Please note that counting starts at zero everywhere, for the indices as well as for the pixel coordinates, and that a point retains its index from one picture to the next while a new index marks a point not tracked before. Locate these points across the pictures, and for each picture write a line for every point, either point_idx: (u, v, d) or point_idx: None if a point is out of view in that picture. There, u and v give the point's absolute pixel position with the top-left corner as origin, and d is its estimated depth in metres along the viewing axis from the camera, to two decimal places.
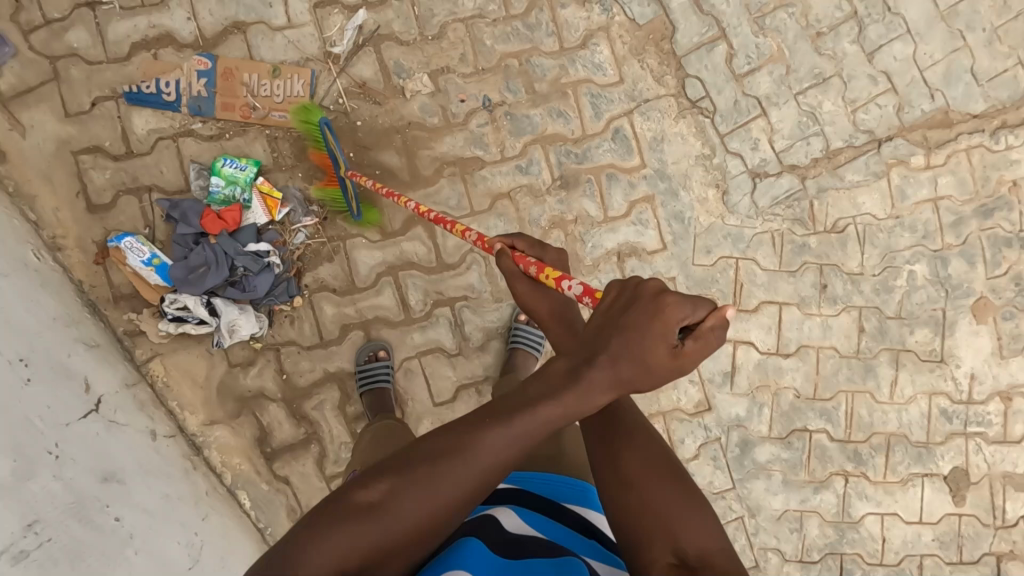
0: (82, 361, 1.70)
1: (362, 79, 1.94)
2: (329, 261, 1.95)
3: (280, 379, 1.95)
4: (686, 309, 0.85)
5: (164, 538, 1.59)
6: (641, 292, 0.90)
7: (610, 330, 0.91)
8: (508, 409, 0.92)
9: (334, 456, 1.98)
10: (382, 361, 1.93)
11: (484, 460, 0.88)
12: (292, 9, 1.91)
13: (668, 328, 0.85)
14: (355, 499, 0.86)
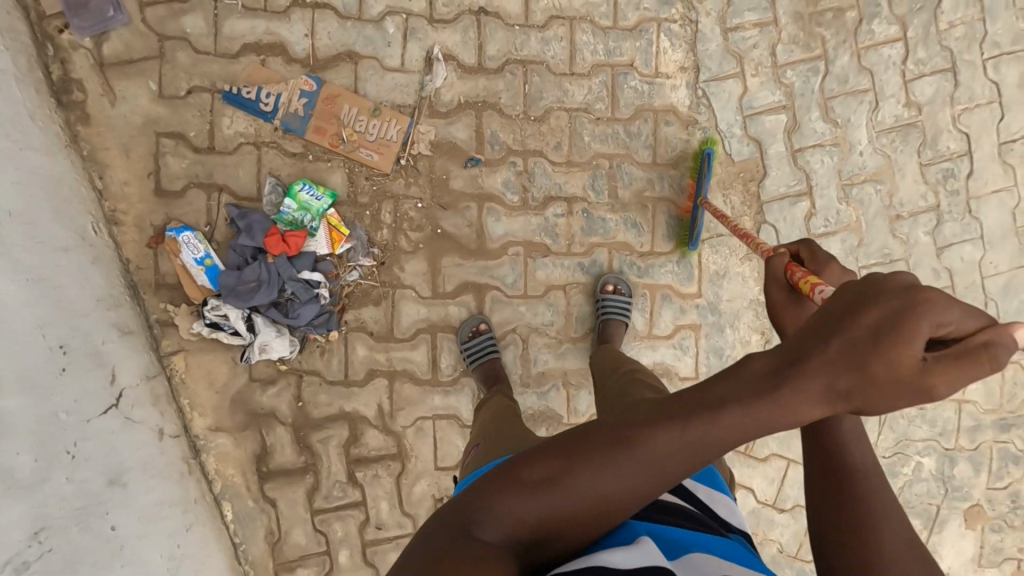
0: (114, 349, 1.74)
1: (455, 139, 1.94)
2: (375, 304, 1.95)
3: (295, 405, 1.95)
4: (957, 312, 0.66)
5: (152, 538, 1.62)
6: (882, 287, 0.72)
7: (832, 330, 0.73)
8: (693, 408, 0.81)
9: (326, 492, 1.99)
10: (484, 335, 1.94)
11: (657, 455, 0.80)
12: (407, 54, 1.91)
13: (921, 329, 0.66)
14: (523, 475, 0.83)
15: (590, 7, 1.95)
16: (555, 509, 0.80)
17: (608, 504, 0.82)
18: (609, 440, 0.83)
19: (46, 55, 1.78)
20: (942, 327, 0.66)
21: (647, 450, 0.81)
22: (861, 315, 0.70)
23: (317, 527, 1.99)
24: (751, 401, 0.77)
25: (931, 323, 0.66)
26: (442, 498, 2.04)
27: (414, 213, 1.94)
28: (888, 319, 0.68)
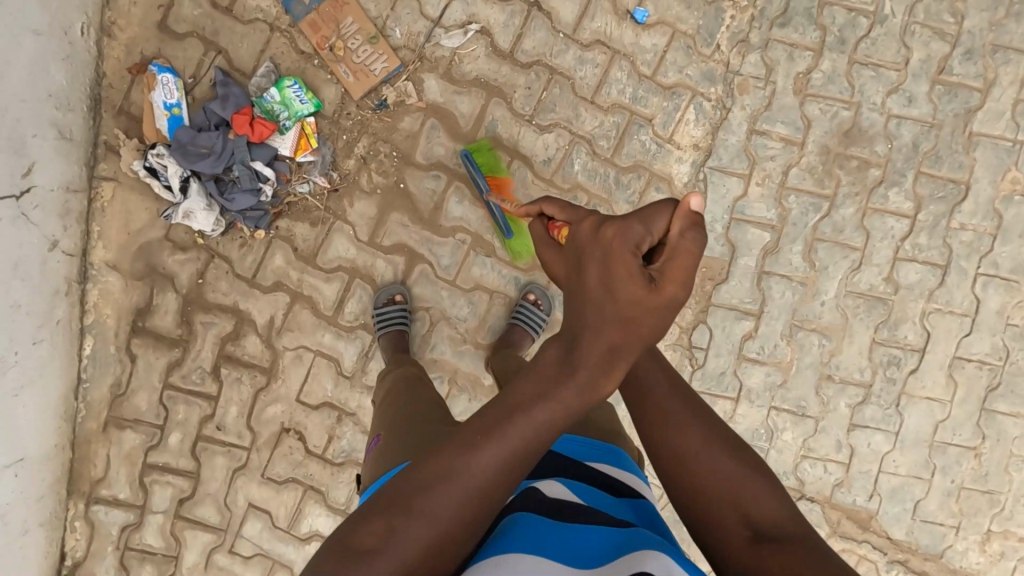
0: (41, 145, 1.68)
1: (455, 111, 1.93)
2: (310, 224, 1.95)
3: (195, 280, 1.96)
4: (637, 228, 0.85)
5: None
6: (585, 241, 0.89)
7: (582, 300, 0.86)
8: (496, 416, 0.85)
9: (186, 372, 1.99)
10: (397, 306, 1.93)
11: (486, 464, 0.83)
12: (448, 11, 1.89)
13: (631, 262, 0.83)
14: (359, 534, 0.83)
15: (637, 49, 1.93)
16: (406, 549, 0.81)
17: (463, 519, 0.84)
18: (435, 467, 0.86)
19: None
20: (642, 242, 0.85)
21: (474, 455, 0.84)
22: (584, 278, 0.87)
23: (163, 401, 1.99)
24: (546, 394, 0.83)
25: (635, 253, 0.84)
26: (290, 430, 2.03)
27: (386, 159, 1.94)
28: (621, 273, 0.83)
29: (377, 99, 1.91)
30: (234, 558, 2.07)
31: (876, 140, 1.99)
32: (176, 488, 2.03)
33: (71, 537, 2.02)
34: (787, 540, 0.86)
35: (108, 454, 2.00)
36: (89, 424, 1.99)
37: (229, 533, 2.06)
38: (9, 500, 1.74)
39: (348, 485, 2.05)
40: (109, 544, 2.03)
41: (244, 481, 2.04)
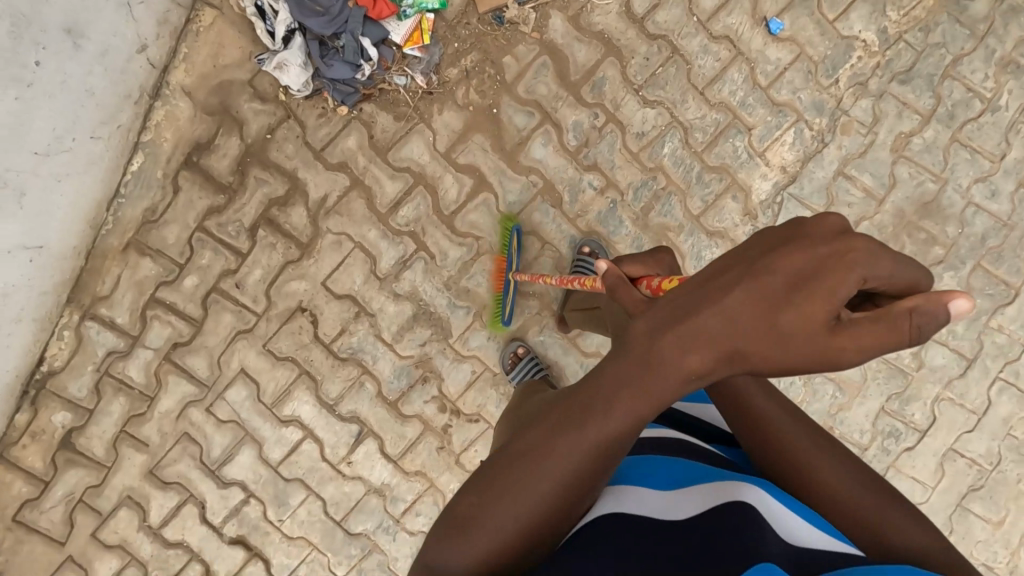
0: None
1: (570, 57, 1.92)
2: (394, 117, 1.93)
3: (263, 133, 1.91)
4: (861, 265, 0.75)
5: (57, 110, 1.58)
6: (788, 242, 0.78)
7: (717, 292, 0.80)
8: (592, 397, 0.87)
9: (223, 221, 1.94)
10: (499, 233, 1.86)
11: (588, 435, 0.85)
12: None
13: (828, 281, 0.75)
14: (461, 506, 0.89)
15: (761, 57, 1.94)
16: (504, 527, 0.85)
17: (558, 495, 0.86)
18: (530, 449, 0.88)
19: None
20: (863, 284, 0.76)
21: (567, 439, 0.86)
22: (753, 265, 0.79)
23: (191, 241, 1.94)
24: (640, 373, 0.84)
25: (849, 286, 0.75)
26: (305, 310, 2.00)
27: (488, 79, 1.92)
28: (812, 272, 0.76)
29: (499, 18, 1.89)
30: (209, 417, 2.03)
31: (950, 221, 2.02)
32: (175, 330, 1.98)
33: (54, 344, 1.95)
34: (891, 538, 0.90)
35: (119, 275, 1.94)
36: (110, 240, 1.92)
37: (212, 391, 2.02)
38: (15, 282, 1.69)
39: (344, 382, 2.03)
40: (90, 364, 1.97)
41: (244, 345, 2.01)
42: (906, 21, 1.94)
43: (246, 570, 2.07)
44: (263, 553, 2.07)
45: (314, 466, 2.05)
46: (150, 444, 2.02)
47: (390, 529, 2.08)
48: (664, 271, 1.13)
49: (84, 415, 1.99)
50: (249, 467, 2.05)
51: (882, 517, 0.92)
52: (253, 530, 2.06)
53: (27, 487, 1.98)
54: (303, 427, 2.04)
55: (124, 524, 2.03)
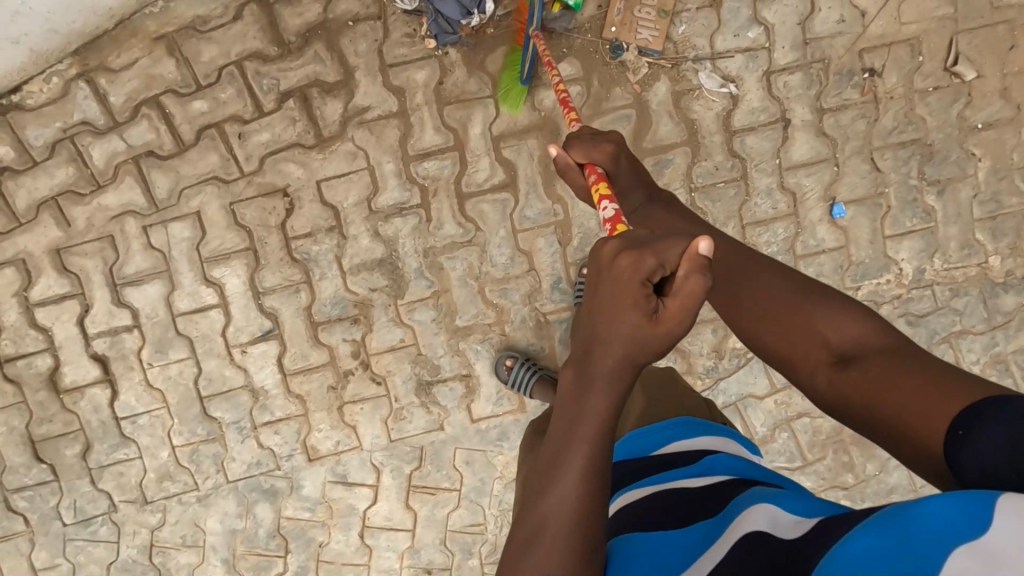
0: None
1: (653, 125, 1.91)
2: (471, 80, 1.88)
3: (346, 18, 1.85)
4: (648, 264, 0.84)
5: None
6: (598, 277, 0.90)
7: (587, 344, 0.90)
8: (548, 464, 0.88)
9: (262, 71, 1.88)
10: (517, 365, 1.96)
11: (558, 503, 0.85)
12: (729, 56, 1.87)
13: (637, 286, 0.84)
14: None
15: (809, 228, 1.96)
16: None
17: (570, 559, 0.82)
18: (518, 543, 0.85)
19: None
20: (655, 274, 0.85)
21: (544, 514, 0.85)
22: (592, 304, 0.90)
23: (222, 71, 1.87)
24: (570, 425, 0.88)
25: (641, 288, 0.85)
26: (286, 196, 1.94)
27: (571, 98, 1.89)
28: (604, 285, 0.88)
29: (617, 53, 1.86)
30: (141, 234, 1.95)
31: None
32: (158, 139, 1.90)
33: (39, 82, 1.86)
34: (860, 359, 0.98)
35: (136, 59, 1.86)
36: (148, 22, 1.85)
37: (158, 214, 1.94)
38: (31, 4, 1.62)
39: (283, 279, 1.98)
40: (61, 120, 1.88)
41: (212, 192, 1.93)
42: (944, 275, 1.99)
43: (90, 390, 2.00)
44: (115, 384, 2.01)
45: (210, 336, 2.00)
46: (71, 226, 1.94)
47: (243, 430, 2.05)
48: (603, 157, 1.27)
49: (26, 162, 1.90)
50: (151, 301, 1.98)
51: (829, 329, 1.02)
52: (119, 358, 2.00)
53: None
54: (221, 297, 1.98)
55: (4, 282, 1.95)
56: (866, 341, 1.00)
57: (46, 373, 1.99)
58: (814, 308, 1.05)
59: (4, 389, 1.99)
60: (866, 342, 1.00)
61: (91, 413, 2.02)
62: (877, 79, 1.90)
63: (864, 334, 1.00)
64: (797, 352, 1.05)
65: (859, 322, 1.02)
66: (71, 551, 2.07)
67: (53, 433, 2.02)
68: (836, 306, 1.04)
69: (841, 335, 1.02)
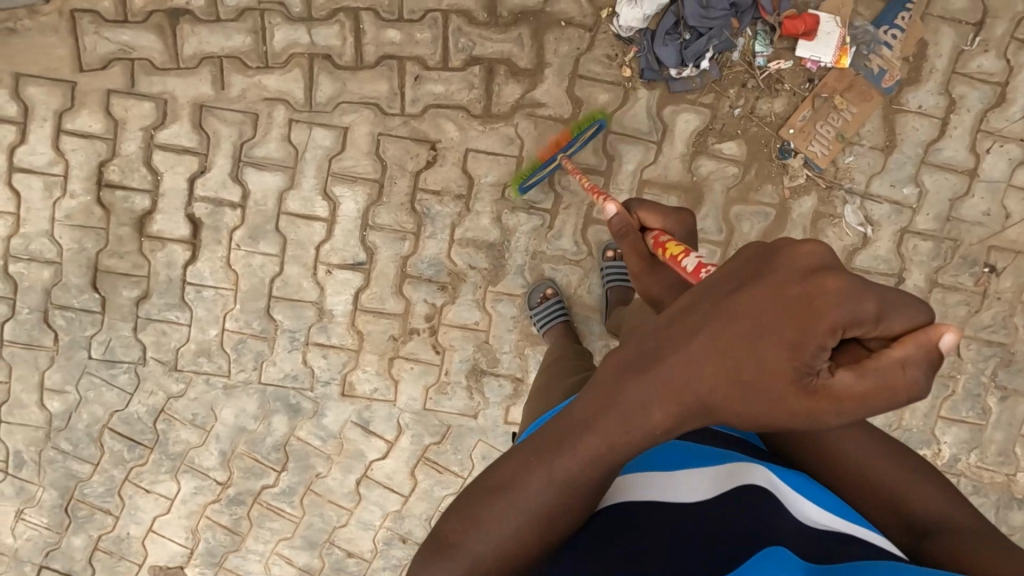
0: None
1: (785, 231, 1.99)
2: (646, 121, 1.94)
3: (561, 17, 1.90)
4: (848, 309, 0.69)
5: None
6: (771, 266, 0.76)
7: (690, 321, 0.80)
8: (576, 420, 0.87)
9: (464, 30, 1.91)
10: (552, 298, 1.99)
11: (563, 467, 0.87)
12: (878, 201, 1.96)
13: (817, 320, 0.70)
14: (445, 530, 0.93)
15: None
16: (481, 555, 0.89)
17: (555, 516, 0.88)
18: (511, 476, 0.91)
19: None
20: (857, 325, 0.69)
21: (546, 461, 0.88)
22: (736, 294, 0.77)
23: (427, 14, 1.91)
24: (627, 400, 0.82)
25: (831, 332, 0.69)
26: (433, 149, 1.98)
27: (725, 176, 1.97)
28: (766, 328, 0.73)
29: (784, 155, 1.93)
30: (284, 125, 1.97)
31: None
32: (340, 48, 1.93)
33: None
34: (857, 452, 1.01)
35: None
36: None
37: (309, 114, 1.96)
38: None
39: (395, 221, 2.01)
40: None
41: (368, 116, 1.96)
42: (973, 470, 2.10)
43: (172, 246, 2.01)
44: (197, 250, 2.01)
45: (303, 244, 2.02)
46: (224, 90, 1.95)
47: (295, 342, 2.07)
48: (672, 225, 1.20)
49: (212, 15, 1.91)
50: (265, 189, 1.99)
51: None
52: (212, 227, 2.01)
53: (116, 8, 1.90)
54: (331, 214, 2.00)
55: (139, 113, 1.95)
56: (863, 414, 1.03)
57: (138, 213, 1.99)
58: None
59: (92, 211, 1.98)
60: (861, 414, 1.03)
61: (162, 268, 2.02)
62: (994, 276, 2.00)
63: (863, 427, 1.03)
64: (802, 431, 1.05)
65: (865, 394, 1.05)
66: (84, 385, 2.07)
67: (118, 270, 2.01)
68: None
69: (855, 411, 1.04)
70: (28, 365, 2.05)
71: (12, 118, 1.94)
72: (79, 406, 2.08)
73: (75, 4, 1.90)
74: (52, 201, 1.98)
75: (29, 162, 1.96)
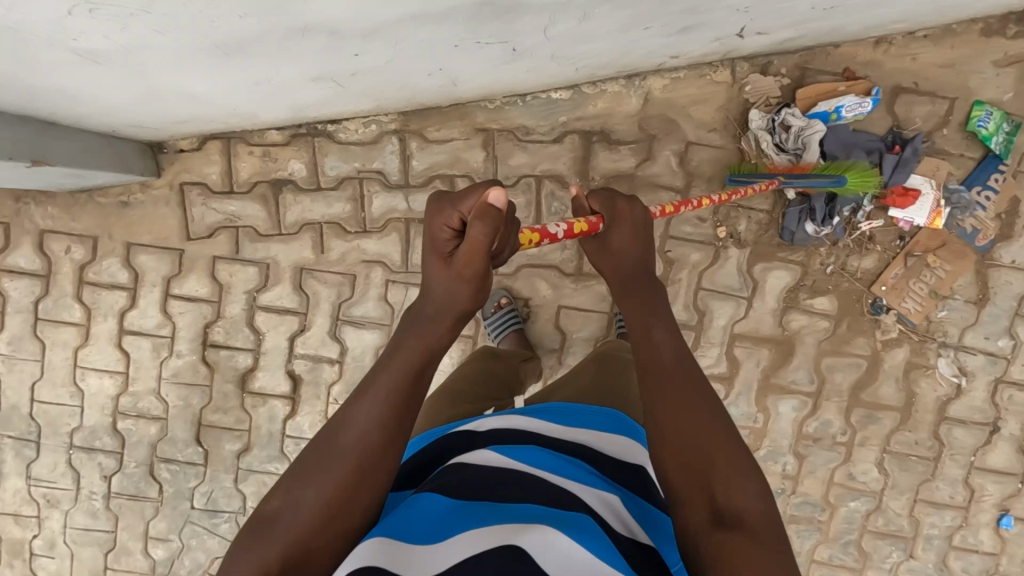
0: (769, 40, 1.68)
1: (879, 381, 1.99)
2: (737, 278, 1.97)
3: (654, 182, 1.94)
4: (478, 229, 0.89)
5: (498, 4, 1.16)
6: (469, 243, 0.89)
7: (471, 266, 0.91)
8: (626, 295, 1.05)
9: (557, 194, 1.96)
10: None
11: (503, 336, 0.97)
12: (972, 353, 1.96)
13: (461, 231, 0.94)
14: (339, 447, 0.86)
15: (974, 527, 2.05)
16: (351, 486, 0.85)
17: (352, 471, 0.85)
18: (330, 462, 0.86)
19: None
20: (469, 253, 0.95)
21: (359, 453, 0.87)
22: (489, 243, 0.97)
23: (521, 179, 1.96)
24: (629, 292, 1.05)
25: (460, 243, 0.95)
26: (525, 306, 2.02)
27: (817, 330, 1.98)
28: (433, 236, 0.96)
29: (877, 309, 1.95)
30: (382, 286, 2.03)
31: None
32: None
33: (360, 122, 1.95)
34: (736, 533, 0.80)
35: (453, 138, 1.95)
36: (478, 113, 1.93)
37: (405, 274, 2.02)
38: (283, 71, 1.40)
39: None
40: (361, 162, 1.97)
41: None
42: None
43: (273, 401, 2.07)
44: (297, 405, 2.07)
45: None
46: (325, 253, 2.02)
47: None
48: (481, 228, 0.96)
49: (313, 184, 1.99)
50: (363, 346, 2.05)
51: (715, 485, 0.84)
52: (311, 383, 2.06)
53: (225, 181, 1.98)
54: None
55: (243, 277, 2.03)
56: (742, 515, 0.82)
57: (241, 370, 2.06)
58: (708, 454, 0.86)
59: (198, 369, 2.06)
60: (745, 520, 0.81)
61: (263, 422, 2.08)
62: None
63: (754, 504, 0.83)
64: (682, 483, 0.86)
65: (752, 493, 0.84)
66: (186, 533, 2.13)
67: (221, 424, 2.08)
68: (727, 456, 0.86)
69: (729, 502, 0.83)
70: (134, 515, 2.12)
71: (123, 283, 2.03)
72: (182, 553, 2.14)
73: (184, 177, 1.98)
74: (160, 360, 2.06)
75: (139, 325, 2.04)
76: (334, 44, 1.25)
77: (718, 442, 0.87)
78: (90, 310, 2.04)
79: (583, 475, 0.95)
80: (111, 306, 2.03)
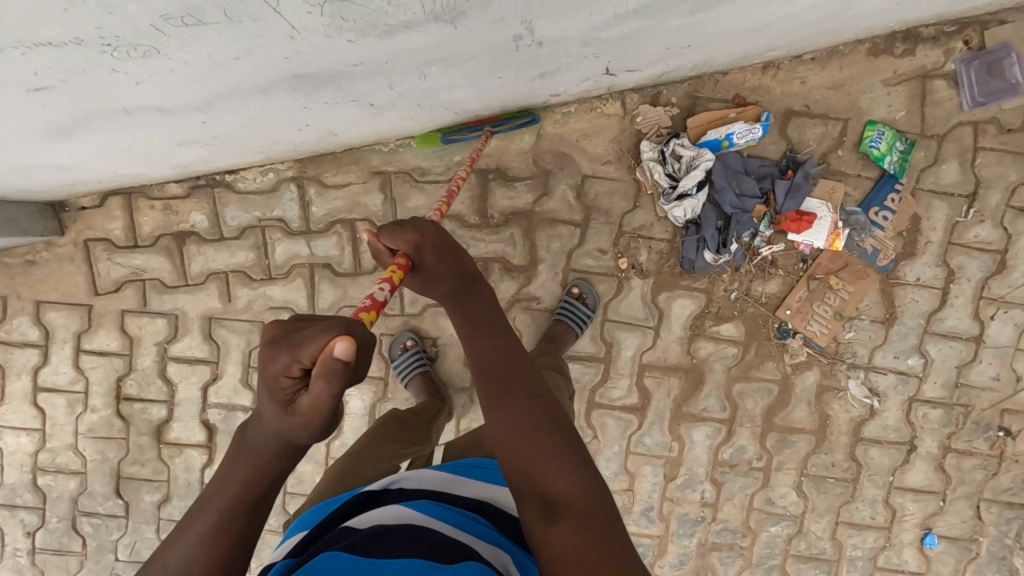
0: (641, 73, 1.68)
1: (791, 405, 1.98)
2: (641, 308, 1.96)
3: (552, 216, 1.94)
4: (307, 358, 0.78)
5: (316, 73, 1.16)
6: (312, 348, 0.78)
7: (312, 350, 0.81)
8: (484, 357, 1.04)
9: (457, 233, 1.96)
10: None
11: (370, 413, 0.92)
12: (883, 372, 1.95)
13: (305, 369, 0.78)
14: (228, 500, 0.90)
15: (896, 546, 2.03)
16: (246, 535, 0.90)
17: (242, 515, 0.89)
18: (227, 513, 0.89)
19: (933, 38, 1.81)
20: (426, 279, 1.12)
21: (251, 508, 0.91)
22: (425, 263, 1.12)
23: (420, 220, 1.96)
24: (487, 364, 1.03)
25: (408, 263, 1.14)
26: (434, 345, 2.02)
27: (725, 357, 1.97)
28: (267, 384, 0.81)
29: (784, 333, 1.94)
30: None
31: None
32: (339, 257, 1.99)
33: (257, 171, 1.96)
34: None
35: (350, 183, 1.95)
36: (373, 157, 1.93)
37: None
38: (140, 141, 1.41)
39: None
40: (261, 210, 1.98)
41: None
42: None
43: (189, 451, 2.08)
44: (213, 453, 2.08)
45: (314, 442, 2.08)
46: (232, 302, 2.02)
47: None
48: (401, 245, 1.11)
49: (215, 234, 1.99)
50: None
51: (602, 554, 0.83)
52: (226, 432, 2.07)
53: (128, 236, 1.99)
54: None
55: (152, 329, 2.04)
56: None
57: (156, 422, 2.07)
58: (586, 524, 0.87)
59: (113, 423, 2.07)
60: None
61: (181, 472, 2.09)
62: (1010, 439, 1.96)
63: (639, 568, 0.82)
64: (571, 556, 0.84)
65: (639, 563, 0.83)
66: None
67: (139, 476, 2.09)
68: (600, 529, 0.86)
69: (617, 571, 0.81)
70: (60, 570, 2.13)
71: (34, 341, 2.04)
72: None
73: (88, 234, 2.00)
74: (75, 415, 2.07)
75: (52, 382, 2.05)
76: (169, 118, 1.25)
77: (589, 514, 0.88)
78: (3, 369, 2.05)
79: (476, 530, 0.98)
80: (24, 364, 2.05)
